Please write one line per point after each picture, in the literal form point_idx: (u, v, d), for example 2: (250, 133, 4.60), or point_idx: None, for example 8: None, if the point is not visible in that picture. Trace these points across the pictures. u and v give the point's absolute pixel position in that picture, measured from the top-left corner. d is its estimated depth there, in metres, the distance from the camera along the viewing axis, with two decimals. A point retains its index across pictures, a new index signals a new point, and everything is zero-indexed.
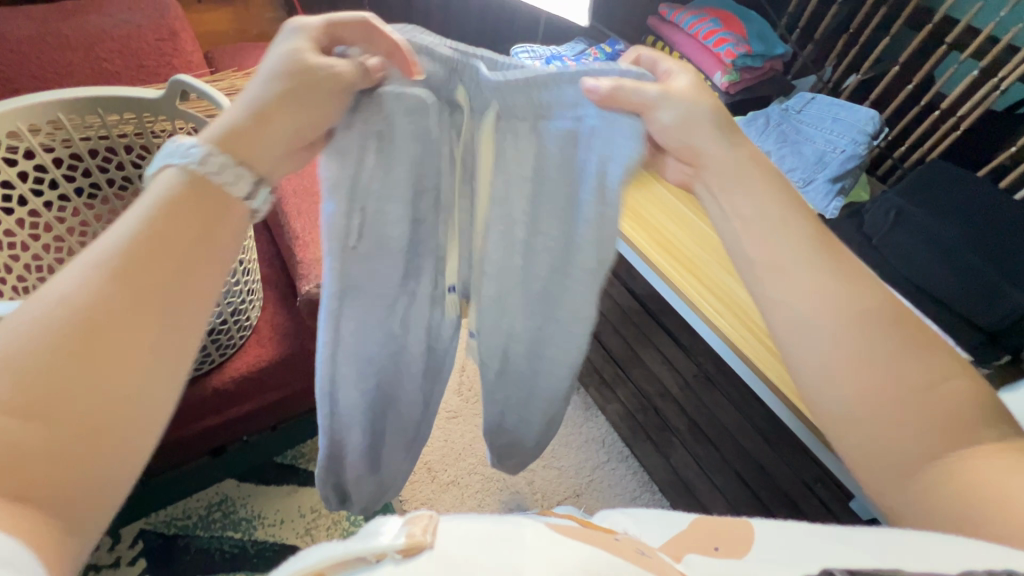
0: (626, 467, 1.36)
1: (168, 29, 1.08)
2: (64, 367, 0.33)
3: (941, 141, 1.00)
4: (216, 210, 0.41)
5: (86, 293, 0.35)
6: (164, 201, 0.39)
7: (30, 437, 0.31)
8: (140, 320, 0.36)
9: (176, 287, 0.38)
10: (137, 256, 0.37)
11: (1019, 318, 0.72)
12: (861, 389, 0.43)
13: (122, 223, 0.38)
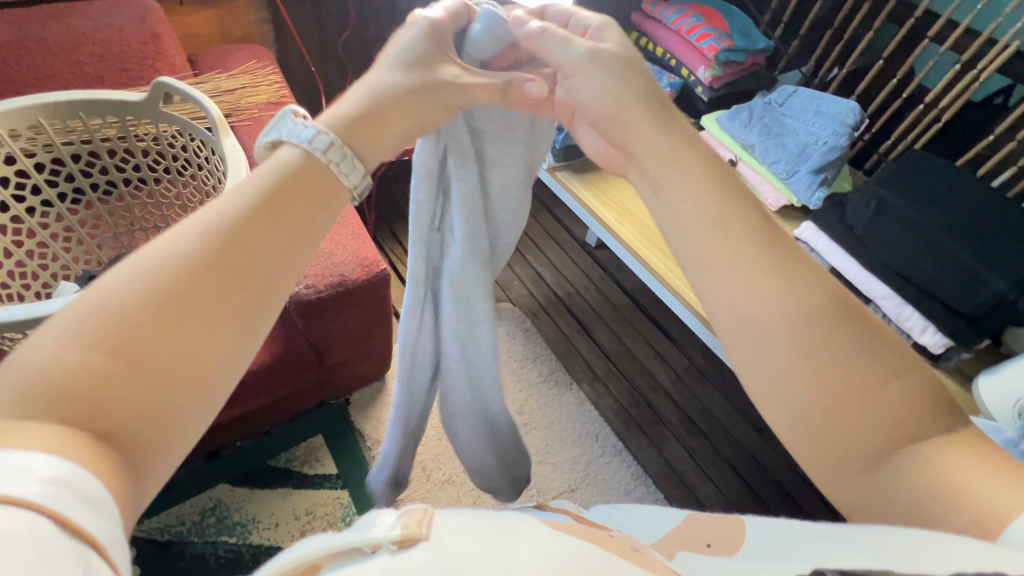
0: (620, 460, 1.27)
1: (150, 32, 1.07)
2: (170, 320, 0.30)
3: (924, 134, 1.02)
4: (327, 191, 0.39)
5: (201, 251, 0.32)
6: (282, 175, 0.37)
7: (115, 378, 0.28)
8: (243, 288, 0.33)
9: (279, 266, 0.35)
10: (249, 225, 0.34)
11: (997, 303, 0.74)
12: (818, 382, 0.40)
13: (240, 188, 0.35)
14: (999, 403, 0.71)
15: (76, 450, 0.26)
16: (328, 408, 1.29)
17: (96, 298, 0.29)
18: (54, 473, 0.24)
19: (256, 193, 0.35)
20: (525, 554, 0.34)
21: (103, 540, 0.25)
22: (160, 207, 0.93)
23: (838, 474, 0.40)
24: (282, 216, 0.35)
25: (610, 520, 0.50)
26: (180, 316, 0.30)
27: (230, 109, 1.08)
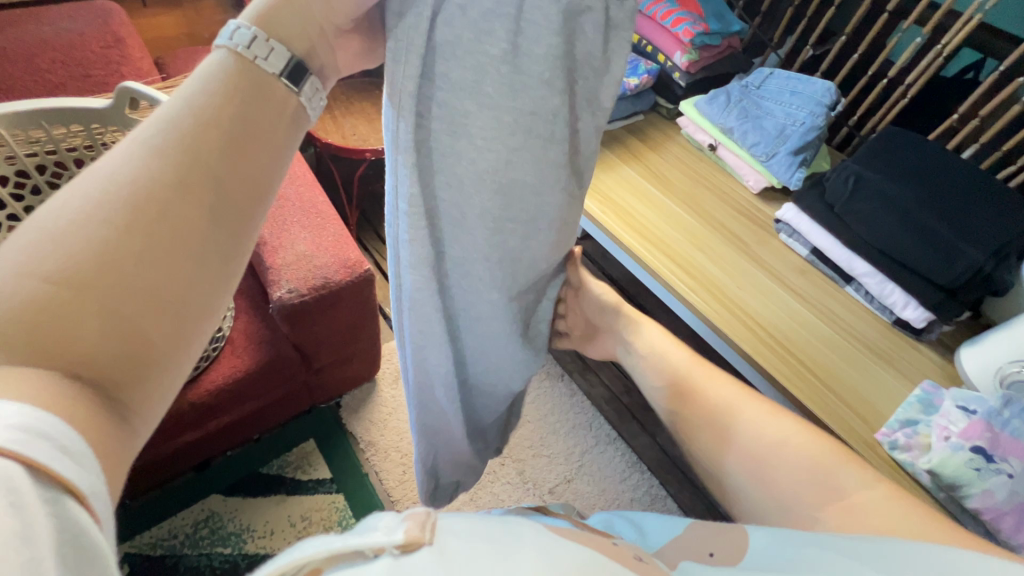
0: (615, 449, 1.29)
1: (114, 36, 1.04)
2: (118, 247, 0.26)
3: (892, 109, 1.02)
4: (271, 104, 0.31)
5: (139, 171, 0.27)
6: (215, 84, 0.30)
7: (84, 311, 0.25)
8: (191, 211, 0.28)
9: (241, 185, 0.30)
10: (185, 145, 0.28)
11: (974, 275, 0.75)
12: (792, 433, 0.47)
13: (175, 98, 0.30)
14: (979, 373, 0.73)
15: (53, 391, 0.24)
16: (318, 412, 1.27)
17: (16, 241, 0.25)
18: (23, 418, 0.22)
19: (197, 104, 0.29)
20: (531, 558, 0.34)
21: (82, 487, 0.23)
22: None
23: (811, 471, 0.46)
24: (219, 130, 0.29)
25: (610, 525, 0.48)
26: (129, 245, 0.26)
27: None
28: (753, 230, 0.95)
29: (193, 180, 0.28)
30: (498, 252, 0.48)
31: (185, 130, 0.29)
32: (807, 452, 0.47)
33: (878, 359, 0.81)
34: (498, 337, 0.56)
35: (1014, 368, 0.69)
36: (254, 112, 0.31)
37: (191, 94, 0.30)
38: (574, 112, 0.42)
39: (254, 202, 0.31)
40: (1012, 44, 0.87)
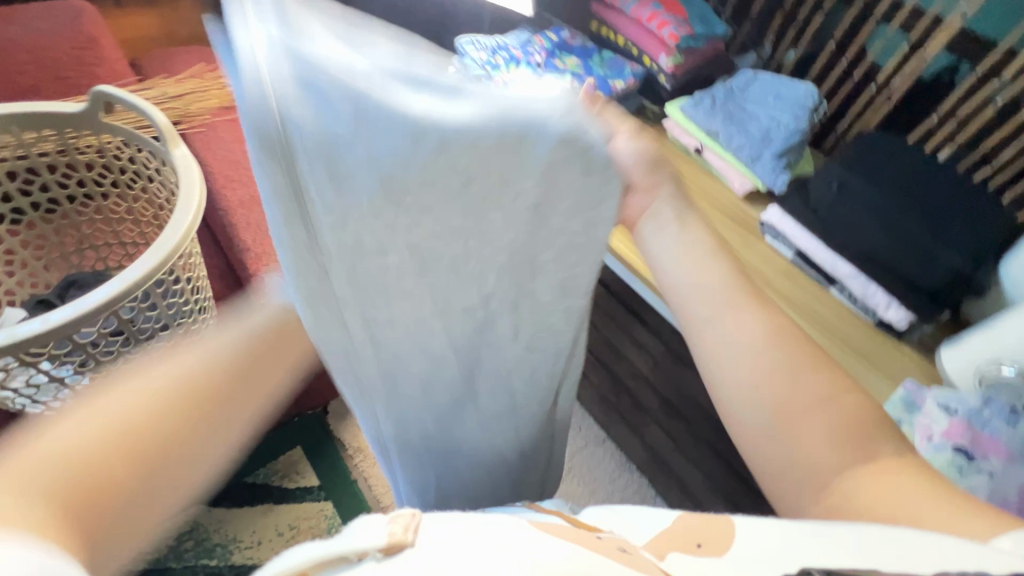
0: (604, 449, 1.39)
1: (87, 37, 1.03)
2: (139, 436, 0.46)
3: (876, 113, 1.05)
4: (280, 352, 0.58)
5: (193, 373, 0.51)
6: (253, 334, 0.56)
7: (105, 462, 0.44)
8: (190, 414, 0.50)
9: (222, 407, 0.52)
10: (209, 378, 0.52)
11: (954, 276, 0.77)
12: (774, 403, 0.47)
13: (220, 339, 0.54)
14: (959, 374, 0.74)
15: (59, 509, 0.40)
16: (305, 421, 1.25)
17: (86, 411, 0.45)
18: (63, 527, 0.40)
19: (224, 354, 0.54)
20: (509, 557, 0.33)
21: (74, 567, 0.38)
22: (111, 223, 0.93)
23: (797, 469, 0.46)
24: (234, 369, 0.53)
25: (598, 518, 0.45)
26: (153, 425, 0.47)
27: (179, 116, 1.05)
28: (738, 231, 0.96)
29: (211, 392, 0.51)
30: (452, 242, 0.38)
31: (204, 365, 0.52)
32: (829, 423, 0.46)
33: (863, 361, 0.82)
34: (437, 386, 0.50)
35: (992, 367, 0.70)
36: (266, 351, 0.56)
37: (235, 339, 0.55)
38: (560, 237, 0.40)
39: (232, 411, 0.53)
40: (982, 48, 0.90)
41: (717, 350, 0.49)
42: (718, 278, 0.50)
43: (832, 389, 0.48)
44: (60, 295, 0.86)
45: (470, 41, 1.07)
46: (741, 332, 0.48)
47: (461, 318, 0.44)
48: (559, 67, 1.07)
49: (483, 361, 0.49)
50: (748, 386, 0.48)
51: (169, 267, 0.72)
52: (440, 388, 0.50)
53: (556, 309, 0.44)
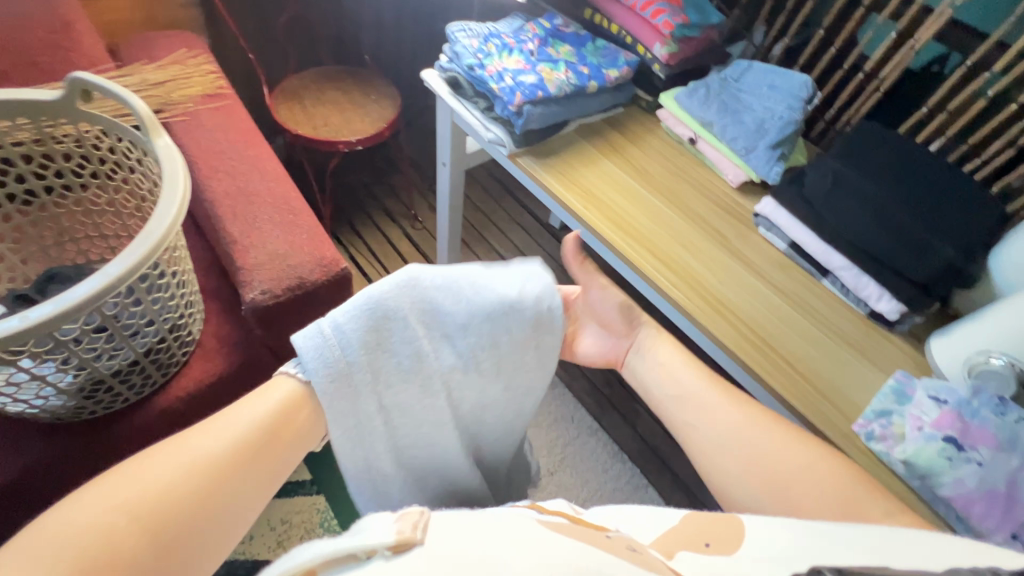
0: (596, 440, 1.34)
1: (62, 21, 0.99)
2: (160, 523, 0.39)
3: (866, 101, 1.04)
4: (309, 422, 0.50)
5: (219, 447, 0.44)
6: (284, 404, 0.49)
7: (124, 554, 0.38)
8: (220, 496, 0.43)
9: (254, 475, 0.45)
10: (238, 453, 0.45)
11: (946, 267, 0.77)
12: (751, 467, 0.53)
13: (248, 409, 0.48)
14: (950, 364, 0.74)
15: None
16: None
17: (103, 493, 0.39)
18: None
19: (255, 414, 0.47)
20: (518, 555, 0.34)
21: None
22: (90, 214, 0.90)
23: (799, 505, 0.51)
24: (265, 442, 0.47)
25: (607, 517, 0.46)
26: (171, 513, 0.40)
27: (161, 103, 1.01)
28: (732, 223, 0.96)
29: (240, 467, 0.45)
30: (450, 345, 0.57)
31: (230, 435, 0.45)
32: (821, 486, 0.52)
33: (853, 351, 0.83)
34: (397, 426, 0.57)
35: (982, 358, 0.70)
36: (298, 420, 0.49)
37: (265, 408, 0.48)
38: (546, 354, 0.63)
39: (262, 488, 0.46)
40: (975, 41, 0.90)
41: (699, 437, 0.56)
42: (700, 385, 0.59)
43: (816, 455, 0.53)
44: (39, 289, 0.84)
45: (459, 29, 1.07)
46: (730, 422, 0.56)
47: (478, 399, 0.62)
48: (552, 54, 1.05)
49: (499, 421, 0.67)
50: (744, 466, 0.54)
51: (154, 261, 0.70)
52: (405, 426, 0.58)
53: (527, 373, 0.62)
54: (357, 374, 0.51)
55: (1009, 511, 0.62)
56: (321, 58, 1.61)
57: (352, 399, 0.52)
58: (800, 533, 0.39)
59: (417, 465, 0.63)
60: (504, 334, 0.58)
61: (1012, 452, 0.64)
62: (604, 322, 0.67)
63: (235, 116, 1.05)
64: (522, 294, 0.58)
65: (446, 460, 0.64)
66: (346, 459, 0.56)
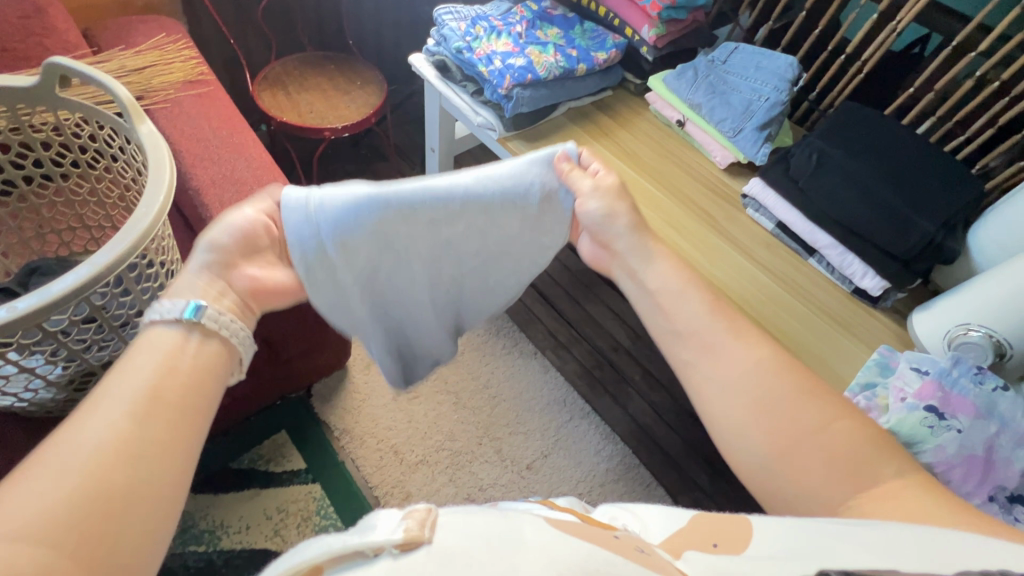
0: (589, 422, 1.36)
1: (33, 6, 0.96)
2: (66, 515, 0.35)
3: (848, 83, 1.05)
4: (206, 358, 0.47)
5: (104, 423, 0.39)
6: (164, 353, 0.45)
7: (40, 560, 0.33)
8: (132, 463, 0.38)
9: (161, 427, 0.41)
10: (133, 415, 0.40)
11: (926, 244, 0.79)
12: (769, 436, 0.50)
13: (124, 373, 0.43)
14: (930, 338, 0.77)
15: None
16: (288, 404, 1.28)
17: None
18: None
19: (135, 378, 0.42)
20: (529, 555, 0.34)
21: None
22: (72, 205, 0.88)
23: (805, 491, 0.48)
24: (162, 390, 0.42)
25: (613, 516, 0.47)
26: (71, 512, 0.35)
27: (141, 90, 0.99)
28: (721, 205, 0.97)
29: (143, 430, 0.40)
30: (429, 232, 0.66)
31: (115, 411, 0.40)
32: (828, 452, 0.49)
33: (841, 330, 0.85)
34: (381, 288, 0.69)
35: (961, 330, 0.73)
36: (191, 364, 0.46)
37: (143, 368, 0.43)
38: (525, 240, 0.72)
39: (184, 439, 0.42)
40: (959, 22, 0.91)
41: (710, 395, 0.54)
42: (704, 318, 0.56)
43: (830, 415, 0.51)
44: (22, 282, 0.82)
45: (446, 12, 1.07)
46: (731, 377, 0.53)
47: (456, 265, 0.72)
48: (540, 36, 1.04)
49: (474, 286, 0.77)
50: (746, 426, 0.51)
51: (141, 253, 0.68)
52: (390, 288, 0.70)
53: (507, 256, 0.74)
54: (333, 249, 0.61)
55: (989, 472, 0.65)
56: (303, 43, 1.57)
57: (341, 265, 0.63)
58: (811, 534, 0.40)
59: (395, 322, 0.77)
60: (489, 213, 0.68)
61: (989, 419, 0.66)
62: (599, 237, 0.66)
63: (217, 103, 1.03)
64: (510, 181, 0.67)
65: (419, 311, 0.76)
66: (331, 317, 0.68)
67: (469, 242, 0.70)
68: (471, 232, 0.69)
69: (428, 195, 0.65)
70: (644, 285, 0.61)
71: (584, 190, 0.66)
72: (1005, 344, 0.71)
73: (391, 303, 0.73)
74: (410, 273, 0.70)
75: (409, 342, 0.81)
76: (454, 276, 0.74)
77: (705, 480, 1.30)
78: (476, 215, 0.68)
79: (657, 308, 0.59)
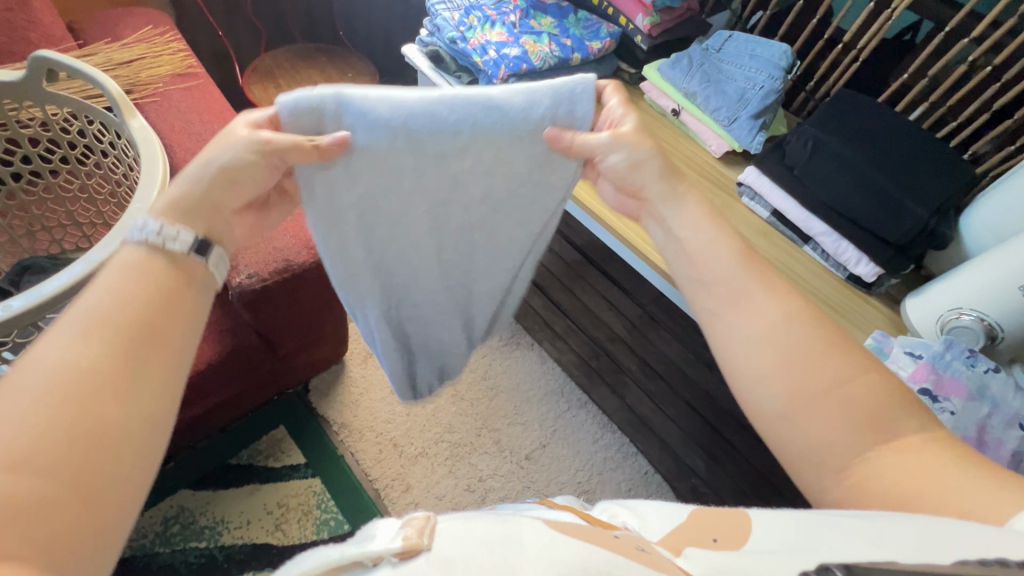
0: (586, 412, 1.40)
1: None
2: (49, 444, 0.33)
3: (844, 73, 1.06)
4: (181, 275, 0.44)
5: (78, 346, 0.37)
6: (137, 270, 0.42)
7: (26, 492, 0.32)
8: (112, 388, 0.37)
9: (136, 348, 0.39)
10: (107, 337, 0.38)
11: (920, 230, 0.80)
12: (788, 387, 0.47)
13: (95, 292, 0.40)
14: (923, 322, 0.78)
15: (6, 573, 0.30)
16: (287, 400, 1.28)
17: None
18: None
19: (99, 303, 0.39)
20: (531, 557, 0.33)
21: None
22: (63, 202, 0.87)
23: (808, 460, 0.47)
24: (135, 310, 0.40)
25: (614, 515, 0.47)
26: (44, 445, 0.33)
27: (129, 84, 0.98)
28: (718, 194, 0.97)
29: (119, 354, 0.38)
30: (428, 166, 0.57)
31: (79, 338, 0.37)
32: (851, 404, 0.45)
33: (837, 316, 0.85)
34: (377, 227, 0.62)
35: (954, 315, 0.74)
36: (168, 282, 0.43)
37: (115, 286, 0.41)
38: (539, 183, 0.60)
39: (165, 359, 0.40)
40: (951, 8, 0.91)
41: (729, 344, 0.50)
42: (733, 266, 0.51)
43: (857, 367, 0.46)
44: (14, 281, 0.81)
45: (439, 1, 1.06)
46: (753, 327, 0.49)
47: (461, 209, 0.63)
48: (534, 26, 1.03)
49: (481, 238, 0.67)
50: (764, 373, 0.48)
51: None
52: (388, 231, 0.63)
53: (520, 204, 0.63)
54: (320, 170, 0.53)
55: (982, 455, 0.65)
56: (293, 34, 1.55)
57: (333, 192, 0.56)
58: (816, 525, 0.38)
59: (394, 274, 0.69)
60: (497, 146, 0.56)
61: (981, 401, 0.68)
62: (623, 187, 0.56)
63: (207, 96, 1.01)
64: (524, 106, 0.54)
65: (420, 262, 0.68)
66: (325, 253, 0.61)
67: (474, 182, 0.60)
68: (476, 170, 0.58)
69: (411, 144, 0.54)
70: (672, 233, 0.54)
71: (600, 145, 0.54)
72: (996, 327, 0.72)
73: (389, 249, 0.65)
74: (409, 214, 0.61)
75: (409, 309, 0.75)
76: (458, 223, 0.64)
77: (702, 468, 1.27)
78: (483, 149, 0.56)
79: (684, 254, 0.54)
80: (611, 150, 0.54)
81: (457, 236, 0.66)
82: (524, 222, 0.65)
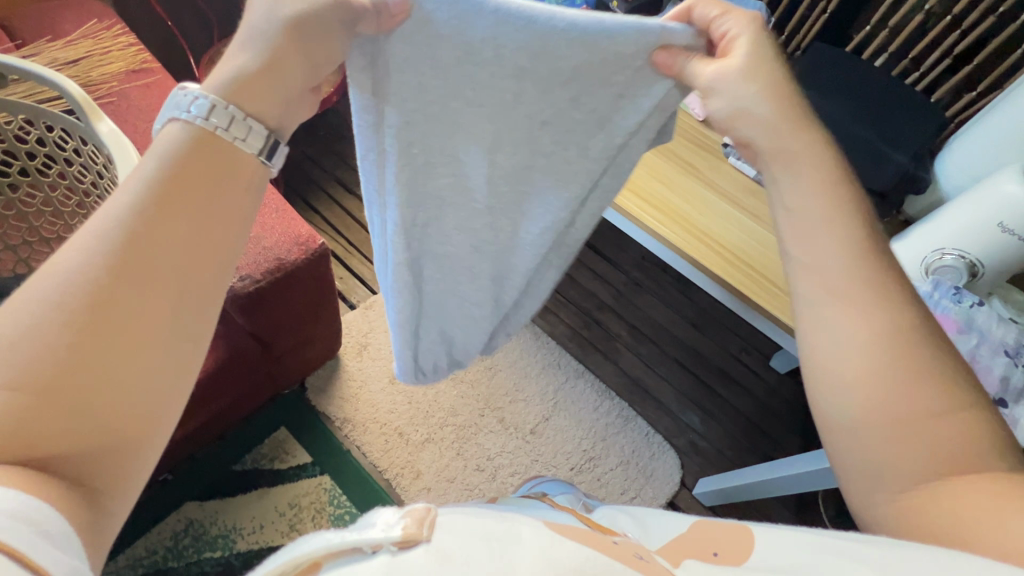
0: (584, 381, 1.39)
1: None
2: (79, 345, 0.34)
3: (813, 27, 1.08)
4: (221, 169, 0.42)
5: (116, 236, 0.36)
6: (177, 157, 0.40)
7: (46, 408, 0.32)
8: (148, 289, 0.36)
9: (177, 245, 0.38)
10: (144, 233, 0.37)
11: (901, 176, 0.84)
12: (870, 402, 0.46)
13: (139, 174, 0.39)
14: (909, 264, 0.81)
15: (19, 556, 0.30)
16: (284, 401, 1.25)
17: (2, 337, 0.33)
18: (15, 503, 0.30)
19: (134, 195, 0.37)
20: (528, 553, 0.33)
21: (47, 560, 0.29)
22: (28, 217, 0.82)
23: (873, 474, 0.46)
24: (178, 200, 0.38)
25: (616, 523, 0.47)
26: (73, 357, 0.33)
27: (81, 85, 0.91)
28: (703, 156, 0.98)
29: (157, 254, 0.37)
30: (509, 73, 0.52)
31: (108, 240, 0.36)
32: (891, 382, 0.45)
33: None
34: (431, 127, 0.58)
35: (937, 257, 0.78)
36: (207, 179, 0.41)
37: (153, 172, 0.39)
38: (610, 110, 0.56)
39: (203, 265, 0.39)
40: None
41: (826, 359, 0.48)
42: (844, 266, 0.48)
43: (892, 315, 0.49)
44: None
45: None
46: (852, 335, 0.47)
47: (526, 132, 0.58)
48: None
49: (534, 174, 0.63)
50: (848, 383, 0.47)
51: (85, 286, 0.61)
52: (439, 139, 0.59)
53: (583, 131, 0.58)
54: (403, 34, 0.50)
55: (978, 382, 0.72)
56: None
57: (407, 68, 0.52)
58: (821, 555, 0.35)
59: (428, 190, 0.65)
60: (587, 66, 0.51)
61: (969, 333, 0.74)
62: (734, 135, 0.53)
63: (169, 92, 0.95)
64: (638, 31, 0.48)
65: (461, 183, 0.65)
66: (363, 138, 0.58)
67: (551, 98, 0.55)
68: (554, 88, 0.54)
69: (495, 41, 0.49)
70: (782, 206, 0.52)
71: (712, 81, 0.49)
72: (977, 263, 0.76)
73: (435, 160, 0.62)
74: (467, 124, 0.58)
75: (437, 238, 0.72)
76: (519, 147, 0.60)
77: (698, 423, 1.37)
78: (565, 66, 0.51)
79: (789, 232, 0.52)
80: (717, 86, 0.49)
81: (515, 167, 0.62)
82: (587, 161, 0.60)
